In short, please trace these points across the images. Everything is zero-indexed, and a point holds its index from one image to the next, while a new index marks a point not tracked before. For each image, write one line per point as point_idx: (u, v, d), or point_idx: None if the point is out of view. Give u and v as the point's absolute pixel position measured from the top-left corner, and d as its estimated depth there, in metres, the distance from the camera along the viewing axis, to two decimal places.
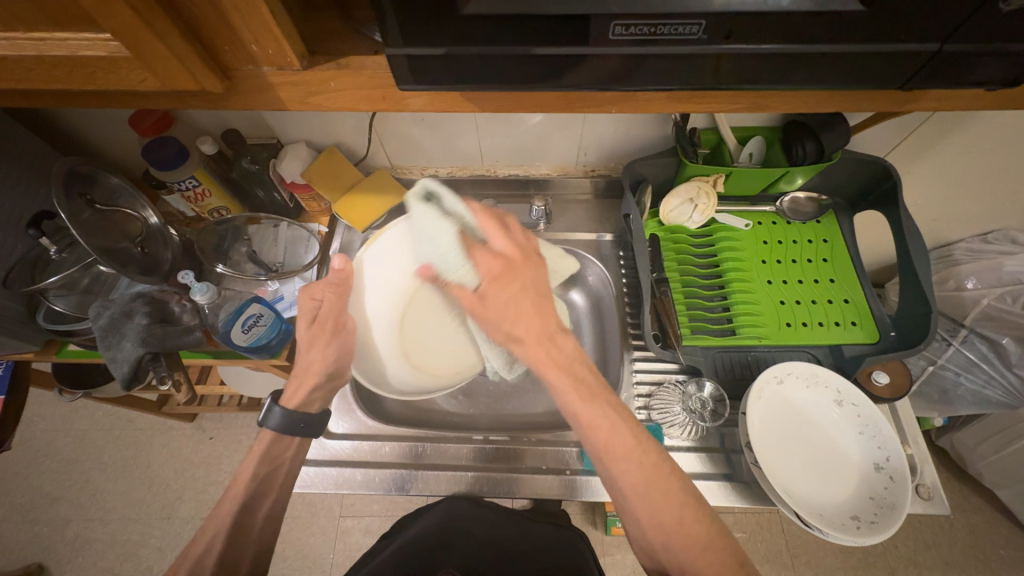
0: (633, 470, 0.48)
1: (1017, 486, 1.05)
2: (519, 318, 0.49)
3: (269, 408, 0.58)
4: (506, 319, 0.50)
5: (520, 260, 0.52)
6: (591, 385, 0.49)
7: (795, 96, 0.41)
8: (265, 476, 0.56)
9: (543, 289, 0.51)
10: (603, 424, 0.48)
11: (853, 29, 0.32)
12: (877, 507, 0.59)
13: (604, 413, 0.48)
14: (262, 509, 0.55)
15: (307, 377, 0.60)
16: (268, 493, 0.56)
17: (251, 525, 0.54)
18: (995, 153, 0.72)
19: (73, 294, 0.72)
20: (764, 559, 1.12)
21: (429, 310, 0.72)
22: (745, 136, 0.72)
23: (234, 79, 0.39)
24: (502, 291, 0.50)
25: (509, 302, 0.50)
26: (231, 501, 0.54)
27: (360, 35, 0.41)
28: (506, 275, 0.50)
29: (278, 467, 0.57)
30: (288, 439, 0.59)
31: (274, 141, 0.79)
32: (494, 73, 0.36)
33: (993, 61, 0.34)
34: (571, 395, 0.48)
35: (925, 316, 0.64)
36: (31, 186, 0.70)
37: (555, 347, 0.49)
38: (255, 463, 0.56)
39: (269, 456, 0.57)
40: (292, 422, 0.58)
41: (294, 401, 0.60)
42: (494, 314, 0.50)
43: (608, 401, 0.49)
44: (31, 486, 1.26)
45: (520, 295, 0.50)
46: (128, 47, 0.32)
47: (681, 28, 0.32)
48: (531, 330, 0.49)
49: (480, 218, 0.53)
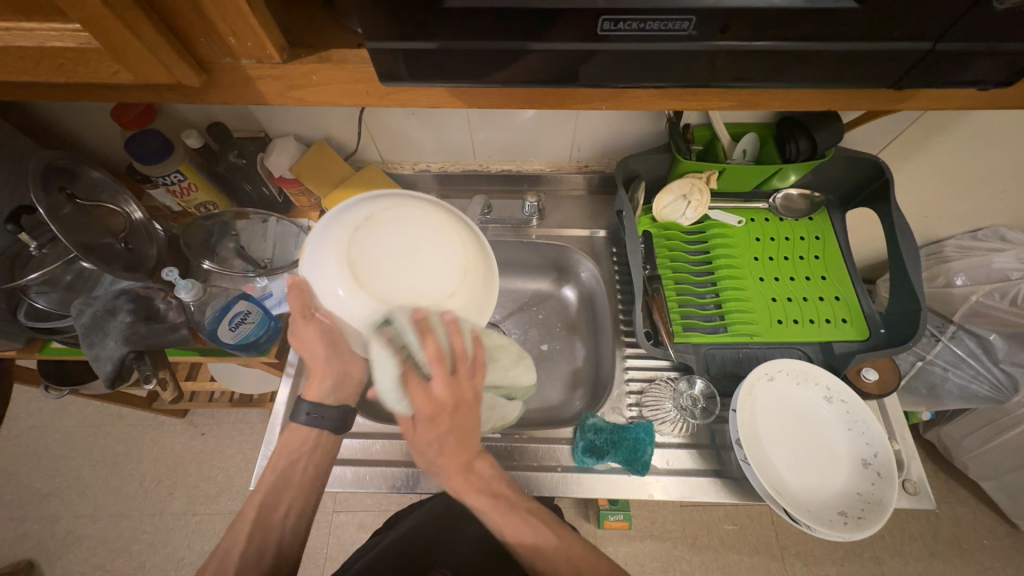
0: (557, 564, 0.53)
1: (1001, 478, 1.07)
2: (441, 453, 0.55)
3: (297, 403, 0.61)
4: (430, 450, 0.56)
5: (447, 405, 0.55)
6: (512, 499, 0.56)
7: (791, 93, 0.40)
8: (283, 471, 0.58)
9: (464, 430, 0.56)
10: (518, 526, 0.54)
11: (846, 28, 0.32)
12: (864, 502, 0.59)
13: (530, 530, 0.54)
14: (280, 507, 0.58)
15: (316, 369, 0.61)
16: (286, 489, 0.58)
17: (268, 515, 0.57)
18: (987, 150, 0.72)
19: (54, 292, 0.70)
20: (754, 551, 1.14)
21: (393, 274, 0.50)
22: (740, 133, 0.71)
23: (212, 72, 0.38)
24: (427, 425, 0.55)
25: (434, 440, 0.55)
26: (257, 497, 0.58)
27: (343, 28, 0.40)
28: (433, 416, 0.54)
29: (296, 461, 0.59)
30: (308, 434, 0.60)
31: (262, 134, 0.77)
32: (478, 68, 0.35)
33: (982, 61, 0.34)
34: (490, 512, 0.54)
35: (914, 313, 0.64)
36: (8, 180, 0.69)
37: (473, 477, 0.56)
38: (275, 459, 0.58)
39: (288, 451, 0.59)
40: (312, 415, 0.59)
41: (314, 395, 0.62)
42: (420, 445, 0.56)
43: (529, 509, 0.56)
44: (20, 483, 1.25)
45: (445, 431, 0.55)
46: (98, 38, 0.31)
47: (671, 24, 0.32)
48: (455, 462, 0.55)
49: (431, 356, 0.52)
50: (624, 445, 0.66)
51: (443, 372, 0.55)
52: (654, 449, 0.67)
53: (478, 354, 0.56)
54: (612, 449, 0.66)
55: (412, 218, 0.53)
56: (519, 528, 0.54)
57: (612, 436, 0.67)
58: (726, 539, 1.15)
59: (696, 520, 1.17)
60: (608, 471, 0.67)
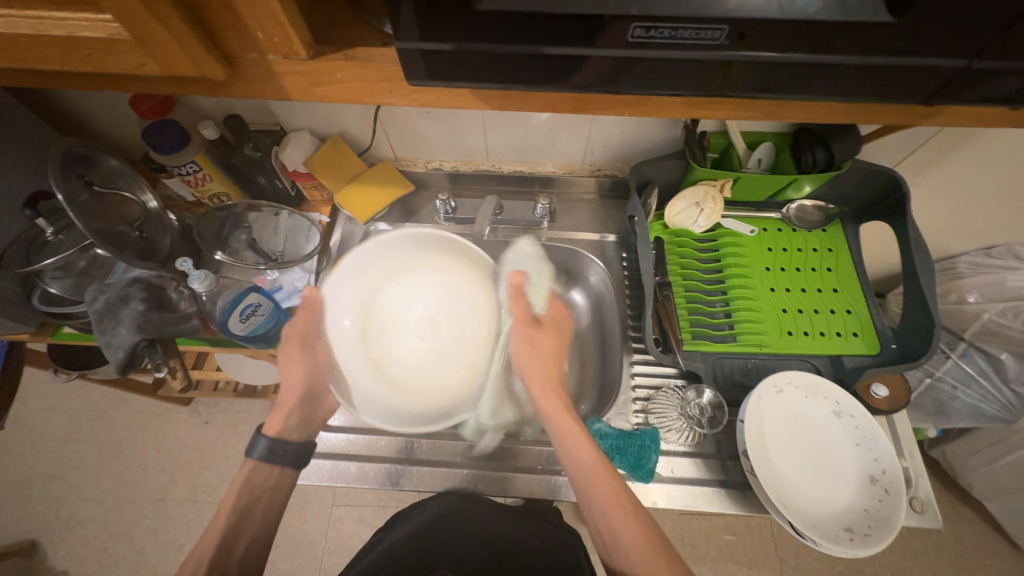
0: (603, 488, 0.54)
1: (1007, 499, 1.06)
2: (556, 356, 0.65)
3: (255, 437, 0.60)
4: (546, 353, 0.65)
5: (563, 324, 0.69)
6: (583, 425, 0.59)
7: (816, 105, 0.40)
8: (244, 509, 0.57)
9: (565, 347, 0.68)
10: (583, 440, 0.57)
11: (878, 41, 0.32)
12: (870, 518, 0.59)
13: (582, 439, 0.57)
14: (239, 545, 0.55)
15: (285, 402, 0.62)
16: (246, 525, 0.56)
17: (228, 555, 0.54)
18: (1005, 167, 0.71)
19: (69, 277, 0.71)
20: (753, 562, 1.13)
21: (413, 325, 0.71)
22: (755, 142, 0.71)
23: (237, 65, 0.38)
24: (560, 322, 0.68)
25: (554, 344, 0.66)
26: (210, 535, 0.55)
27: (369, 27, 0.40)
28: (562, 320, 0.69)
29: (258, 498, 0.58)
30: (270, 471, 0.59)
31: (277, 128, 0.78)
32: (502, 70, 0.35)
33: (1018, 79, 0.33)
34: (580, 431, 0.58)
35: (927, 330, 0.64)
36: (27, 165, 0.69)
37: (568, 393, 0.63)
38: (233, 497, 0.57)
39: (249, 487, 0.58)
40: (272, 451, 0.59)
41: (275, 430, 0.62)
42: (541, 340, 0.65)
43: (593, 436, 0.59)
44: (26, 464, 1.26)
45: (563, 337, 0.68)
46: (128, 29, 0.31)
47: (702, 32, 0.31)
48: (555, 372, 0.64)
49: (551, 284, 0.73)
50: (629, 452, 0.65)
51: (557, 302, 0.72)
52: (659, 457, 0.66)
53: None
54: (618, 455, 0.65)
55: (433, 282, 0.72)
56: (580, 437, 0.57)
57: (617, 442, 0.66)
58: (725, 548, 1.15)
59: (694, 528, 1.16)
60: None
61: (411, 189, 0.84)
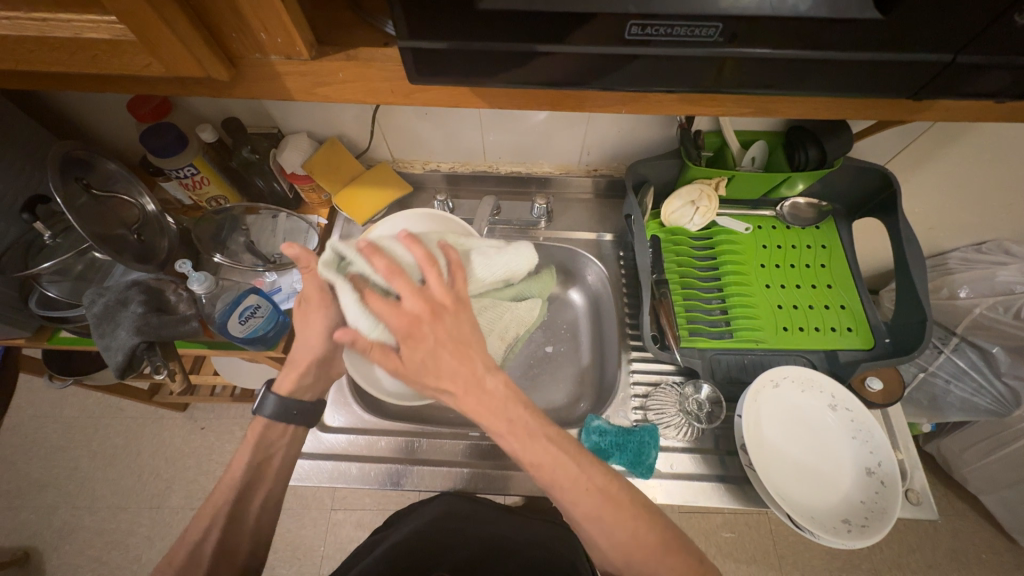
0: (582, 497, 0.47)
1: (1001, 492, 1.07)
2: (441, 371, 0.45)
3: (263, 396, 0.58)
4: (432, 374, 0.46)
5: (423, 318, 0.45)
6: (527, 423, 0.47)
7: (807, 102, 0.41)
8: (259, 464, 0.56)
9: (451, 342, 0.45)
10: (534, 445, 0.47)
11: (868, 38, 0.32)
12: (866, 509, 0.60)
13: (543, 448, 0.47)
14: (254, 504, 0.55)
15: (300, 363, 0.59)
16: (255, 492, 0.55)
17: (241, 534, 0.54)
18: (993, 164, 0.73)
19: (66, 281, 0.70)
20: (752, 559, 1.14)
21: None
22: (748, 141, 0.72)
23: (240, 67, 0.38)
24: (416, 347, 0.45)
25: (427, 359, 0.45)
26: (224, 491, 0.54)
27: (370, 27, 0.41)
28: (417, 332, 0.45)
29: (270, 456, 0.57)
30: (284, 426, 0.59)
31: (275, 131, 0.78)
32: (501, 68, 0.36)
33: (1007, 73, 0.34)
34: (507, 437, 0.47)
35: (919, 324, 0.65)
36: (24, 169, 0.69)
37: (485, 394, 0.46)
38: (249, 452, 0.56)
39: (262, 443, 0.57)
40: (283, 408, 0.58)
41: (288, 389, 0.59)
42: (415, 367, 0.46)
43: (545, 434, 0.48)
44: (18, 472, 1.25)
45: (435, 349, 0.45)
46: (134, 30, 0.32)
47: (697, 30, 0.32)
48: (453, 380, 0.45)
49: (382, 269, 0.46)
50: (628, 448, 0.65)
51: (412, 285, 0.46)
52: (658, 453, 0.67)
53: (451, 254, 0.49)
54: (617, 451, 0.65)
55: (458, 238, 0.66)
56: (533, 447, 0.47)
57: (616, 439, 0.66)
58: (724, 546, 1.15)
59: (693, 526, 1.17)
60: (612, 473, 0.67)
61: (408, 190, 0.85)
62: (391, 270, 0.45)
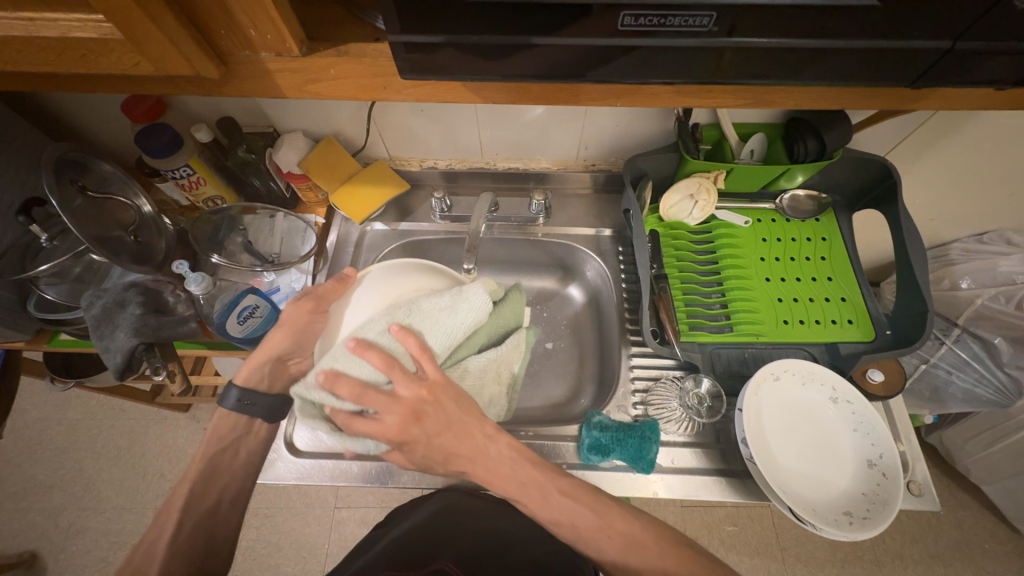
0: (604, 542, 0.48)
1: (1003, 482, 1.07)
2: (444, 455, 0.48)
3: (226, 388, 0.58)
4: (436, 458, 0.49)
5: (409, 426, 0.45)
6: (539, 482, 0.50)
7: (803, 92, 0.41)
8: (213, 463, 0.57)
9: (443, 429, 0.47)
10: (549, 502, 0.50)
11: (865, 23, 0.32)
12: (868, 501, 0.59)
13: (559, 503, 0.50)
14: (210, 498, 0.56)
15: (258, 359, 0.57)
16: (209, 489, 0.56)
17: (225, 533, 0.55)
18: (993, 153, 0.72)
19: (64, 283, 0.70)
20: (755, 551, 1.14)
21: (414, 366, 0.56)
22: (748, 133, 0.71)
23: (230, 64, 0.38)
24: (415, 447, 0.47)
25: (428, 451, 0.48)
26: (185, 484, 0.55)
27: (362, 22, 0.41)
28: (409, 438, 0.46)
29: (225, 449, 0.58)
30: (238, 420, 0.59)
31: (271, 130, 0.78)
32: (494, 59, 0.36)
33: (1006, 59, 0.34)
34: (519, 498, 0.50)
35: (921, 315, 0.64)
36: (19, 173, 0.69)
37: (491, 462, 0.50)
38: (204, 448, 0.57)
39: (218, 437, 0.58)
40: (241, 401, 0.58)
41: (244, 379, 0.58)
42: (422, 458, 0.49)
43: (555, 486, 0.50)
44: (24, 474, 1.26)
45: (431, 444, 0.47)
46: (121, 29, 0.31)
47: (691, 20, 0.32)
48: (456, 455, 0.49)
49: (353, 398, 0.44)
50: (629, 444, 0.65)
51: (386, 399, 0.45)
52: (659, 448, 0.67)
53: (410, 342, 0.47)
54: (618, 447, 0.65)
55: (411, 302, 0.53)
56: (548, 504, 0.49)
57: (617, 434, 0.66)
58: (726, 540, 1.15)
59: (696, 520, 1.17)
60: (613, 468, 0.67)
61: (406, 188, 0.85)
62: (361, 392, 0.44)
